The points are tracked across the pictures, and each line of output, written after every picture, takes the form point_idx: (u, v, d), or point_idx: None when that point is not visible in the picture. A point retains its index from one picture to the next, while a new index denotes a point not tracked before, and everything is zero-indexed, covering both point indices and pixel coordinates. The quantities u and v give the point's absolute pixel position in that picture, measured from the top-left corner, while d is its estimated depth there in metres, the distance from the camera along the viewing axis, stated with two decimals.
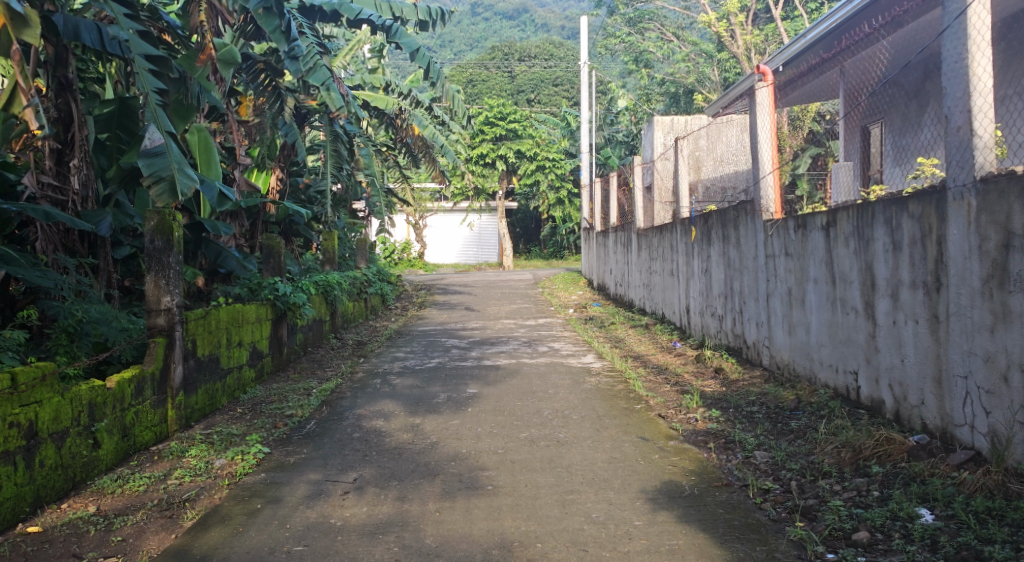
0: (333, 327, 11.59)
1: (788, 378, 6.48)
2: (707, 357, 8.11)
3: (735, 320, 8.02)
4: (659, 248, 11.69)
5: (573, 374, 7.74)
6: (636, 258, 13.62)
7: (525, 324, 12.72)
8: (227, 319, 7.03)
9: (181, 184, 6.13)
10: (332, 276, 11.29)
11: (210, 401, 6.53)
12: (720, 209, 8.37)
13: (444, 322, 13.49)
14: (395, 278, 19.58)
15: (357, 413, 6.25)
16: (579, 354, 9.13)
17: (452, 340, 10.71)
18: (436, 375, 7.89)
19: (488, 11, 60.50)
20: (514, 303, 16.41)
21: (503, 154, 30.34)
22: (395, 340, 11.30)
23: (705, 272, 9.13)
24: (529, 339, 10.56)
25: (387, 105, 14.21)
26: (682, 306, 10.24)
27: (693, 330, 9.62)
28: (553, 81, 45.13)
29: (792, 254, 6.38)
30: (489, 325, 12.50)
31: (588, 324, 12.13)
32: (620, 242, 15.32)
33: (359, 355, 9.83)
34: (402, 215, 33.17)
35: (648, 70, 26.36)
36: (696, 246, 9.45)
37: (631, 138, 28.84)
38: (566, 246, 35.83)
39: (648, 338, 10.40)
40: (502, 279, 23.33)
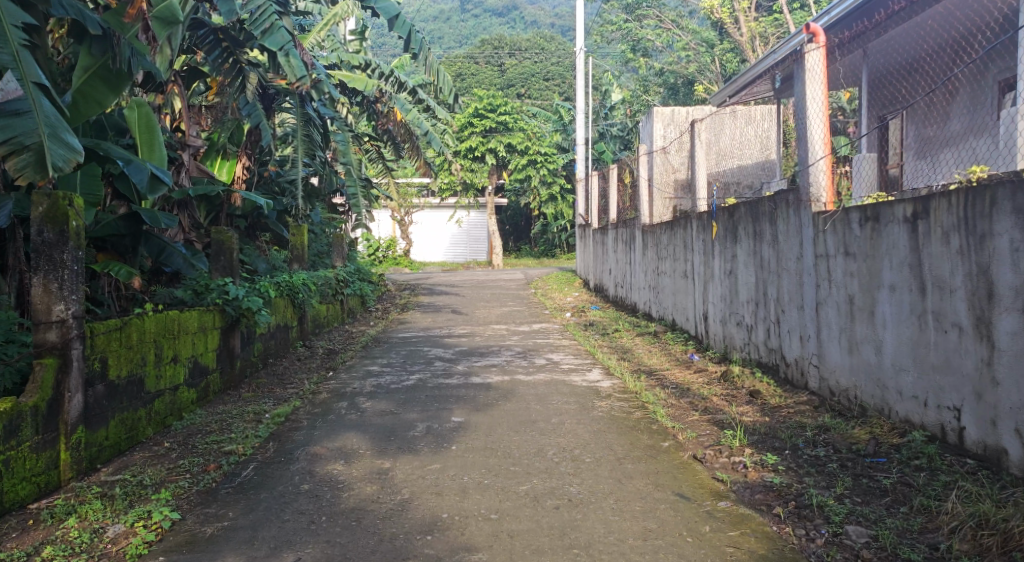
0: (301, 333, 10.26)
1: (847, 408, 5.23)
2: (734, 376, 6.84)
3: (768, 332, 6.76)
4: (669, 246, 10.42)
5: (578, 396, 6.46)
6: (640, 257, 12.39)
7: (518, 330, 11.45)
8: (156, 331, 5.72)
9: (52, 156, 4.80)
10: (300, 276, 9.99)
11: (128, 434, 5.25)
12: (751, 200, 7.12)
13: (428, 327, 12.19)
14: (377, 278, 18.32)
15: (313, 452, 4.96)
16: (582, 369, 7.87)
17: (436, 350, 9.42)
18: (415, 396, 6.60)
19: (477, 6, 59.16)
20: (505, 305, 15.14)
21: (493, 147, 29.09)
22: (371, 349, 9.99)
23: (728, 275, 7.88)
24: (524, 349, 9.28)
25: (366, 87, 12.93)
26: (697, 313, 8.98)
27: (713, 341, 8.36)
28: (544, 75, 43.85)
29: (855, 254, 5.14)
30: (478, 332, 11.22)
31: (589, 332, 10.86)
32: (622, 241, 14.08)
33: (328, 368, 8.52)
34: (387, 211, 31.87)
35: (646, 60, 25.50)
36: (717, 244, 8.21)
37: (626, 133, 27.88)
38: (558, 245, 34.62)
39: (658, 349, 9.14)
40: (490, 279, 22.07)
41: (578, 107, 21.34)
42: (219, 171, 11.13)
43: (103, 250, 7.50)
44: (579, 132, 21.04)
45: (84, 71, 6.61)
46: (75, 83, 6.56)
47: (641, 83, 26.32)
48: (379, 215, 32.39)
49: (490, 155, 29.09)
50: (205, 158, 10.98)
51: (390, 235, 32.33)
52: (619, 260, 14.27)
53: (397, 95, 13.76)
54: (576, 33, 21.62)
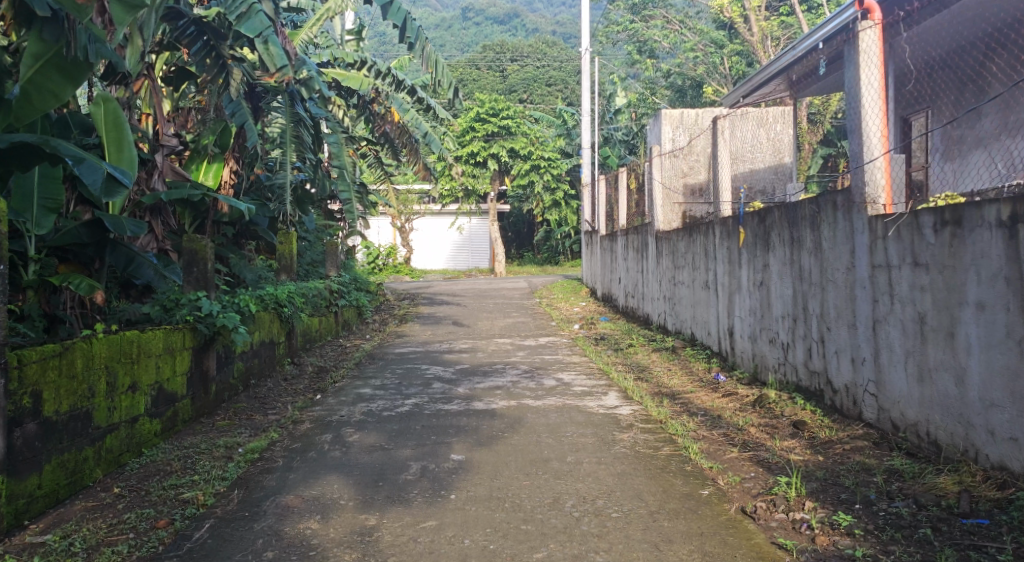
0: (290, 350, 9.47)
1: (917, 446, 4.44)
2: (771, 403, 6.04)
3: (808, 353, 5.98)
4: (687, 254, 9.62)
5: (596, 427, 5.66)
6: (653, 265, 11.62)
7: (524, 344, 10.66)
8: (108, 356, 4.95)
9: None
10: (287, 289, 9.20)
11: (69, 479, 4.48)
12: (787, 202, 6.32)
13: (427, 341, 11.39)
14: (375, 287, 17.57)
15: (285, 504, 4.17)
16: (597, 392, 7.08)
17: (435, 369, 8.61)
18: (410, 427, 5.80)
19: (478, 13, 58.52)
20: (509, 317, 14.35)
21: (495, 152, 28.37)
22: (364, 366, 9.18)
23: (759, 286, 7.08)
24: (532, 367, 8.48)
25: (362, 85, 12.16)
26: (721, 327, 8.19)
27: (741, 360, 7.56)
28: (547, 80, 43.07)
29: (925, 265, 4.37)
30: (481, 347, 10.41)
31: (600, 346, 10.05)
32: (633, 248, 13.28)
33: (317, 391, 7.72)
34: (387, 218, 31.13)
35: (653, 61, 24.74)
36: (744, 252, 7.41)
37: (632, 138, 27.12)
38: (562, 252, 33.87)
39: (679, 367, 8.33)
40: (493, 287, 21.28)
41: (583, 110, 20.56)
42: (205, 176, 10.32)
43: (65, 260, 6.75)
44: (585, 135, 20.26)
45: (35, 59, 5.86)
46: (25, 73, 5.82)
47: (647, 85, 25.55)
48: (379, 222, 31.64)
49: (491, 160, 28.33)
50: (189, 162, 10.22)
51: (390, 242, 31.58)
52: (629, 268, 13.49)
53: (395, 94, 12.98)
54: (581, 33, 20.86)
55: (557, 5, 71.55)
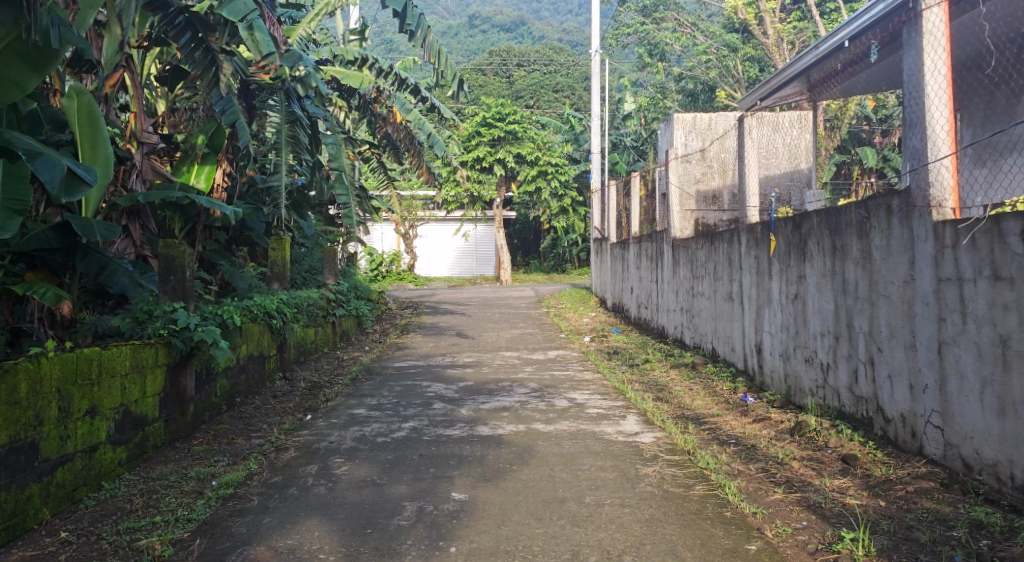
0: (282, 364, 8.85)
1: (1001, 492, 3.80)
2: (811, 431, 5.40)
3: (853, 376, 5.34)
4: (707, 264, 8.99)
5: (616, 458, 5.02)
6: (668, 274, 10.98)
7: (531, 358, 10.03)
8: (60, 377, 4.32)
9: None
10: (279, 299, 8.60)
11: (8, 522, 3.85)
12: (828, 207, 5.69)
13: (429, 353, 10.77)
14: (376, 296, 16.98)
15: (254, 558, 3.56)
16: (614, 415, 6.44)
17: (436, 386, 7.97)
18: (406, 457, 5.17)
19: (485, 20, 58.05)
20: (516, 327, 13.72)
21: (501, 157, 27.41)
22: (360, 382, 8.55)
23: (792, 299, 6.45)
24: (542, 385, 7.84)
25: (362, 84, 11.53)
26: (747, 344, 7.56)
27: (770, 381, 6.93)
28: (553, 87, 42.50)
29: (1010, 280, 3.75)
30: (486, 361, 9.78)
31: (614, 361, 9.41)
32: (646, 257, 12.65)
33: (307, 411, 7.09)
34: (391, 224, 30.57)
35: (664, 64, 24.17)
36: (775, 262, 6.78)
37: (641, 143, 26.55)
38: (569, 260, 33.25)
39: (701, 386, 7.68)
40: (499, 296, 20.66)
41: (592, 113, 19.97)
42: (196, 179, 9.77)
43: (33, 268, 6.15)
44: (595, 140, 19.64)
45: None
46: None
47: (658, 89, 24.97)
48: (383, 228, 31.07)
49: (497, 166, 27.75)
50: (179, 164, 9.63)
51: (394, 249, 31.00)
52: (642, 277, 12.85)
53: (398, 93, 12.37)
54: (590, 34, 20.28)
55: (564, 13, 71.22)
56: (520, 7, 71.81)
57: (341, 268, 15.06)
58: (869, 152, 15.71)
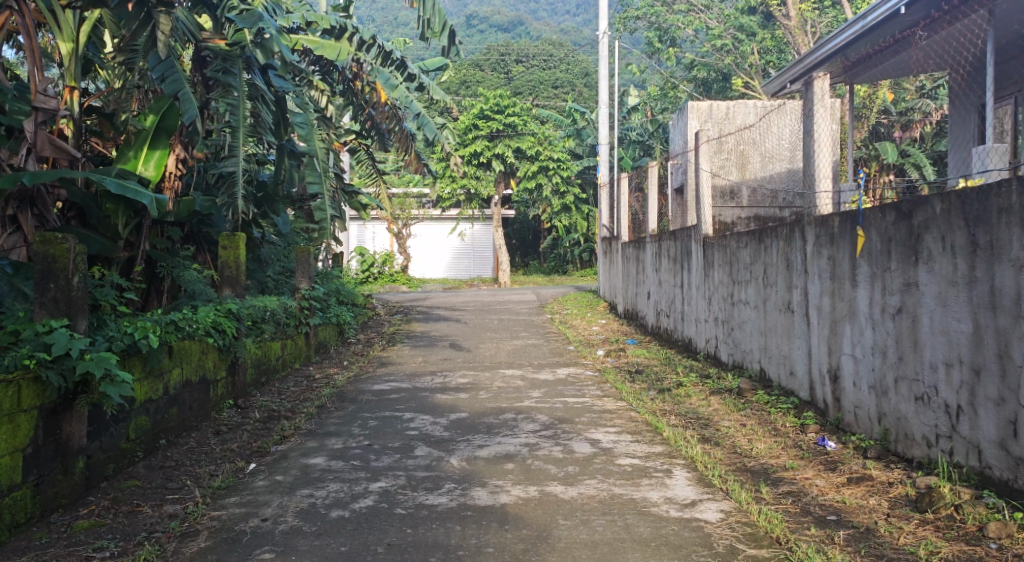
0: (234, 389, 7.21)
1: None
2: (948, 508, 3.79)
3: (1007, 427, 3.76)
4: (752, 266, 7.40)
5: (676, 556, 3.41)
6: (697, 277, 9.38)
7: (537, 378, 8.41)
8: None
9: None
10: (228, 308, 6.97)
11: None
12: (963, 188, 4.14)
13: (415, 371, 9.13)
14: (361, 302, 15.39)
15: None
16: (654, 469, 4.83)
17: (420, 420, 6.34)
18: (367, 551, 3.54)
19: (483, 21, 56.37)
20: (517, 338, 12.08)
21: (499, 152, 26.12)
22: (328, 412, 6.90)
23: (889, 315, 4.88)
24: (556, 421, 6.20)
25: (338, 56, 9.91)
26: (815, 368, 5.97)
27: (855, 421, 5.33)
28: (553, 83, 40.79)
29: None
30: (484, 382, 8.15)
31: (641, 384, 7.77)
32: (667, 258, 11.02)
33: (251, 457, 5.44)
34: (383, 222, 28.99)
35: (675, 50, 22.63)
36: (862, 265, 5.21)
37: (647, 137, 23.74)
38: (570, 261, 31.64)
39: (756, 422, 6.06)
40: (497, 299, 19.06)
41: (600, 101, 18.43)
42: None
43: None
44: (603, 130, 17.94)
45: None
46: None
47: (667, 78, 23.31)
48: (374, 227, 29.47)
49: (496, 161, 26.16)
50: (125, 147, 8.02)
51: (386, 249, 29.40)
52: (663, 280, 11.25)
53: (381, 68, 10.62)
54: (598, 16, 18.71)
55: (564, 11, 69.84)
56: (519, 7, 70.31)
57: (321, 270, 13.41)
58: (888, 145, 14.19)
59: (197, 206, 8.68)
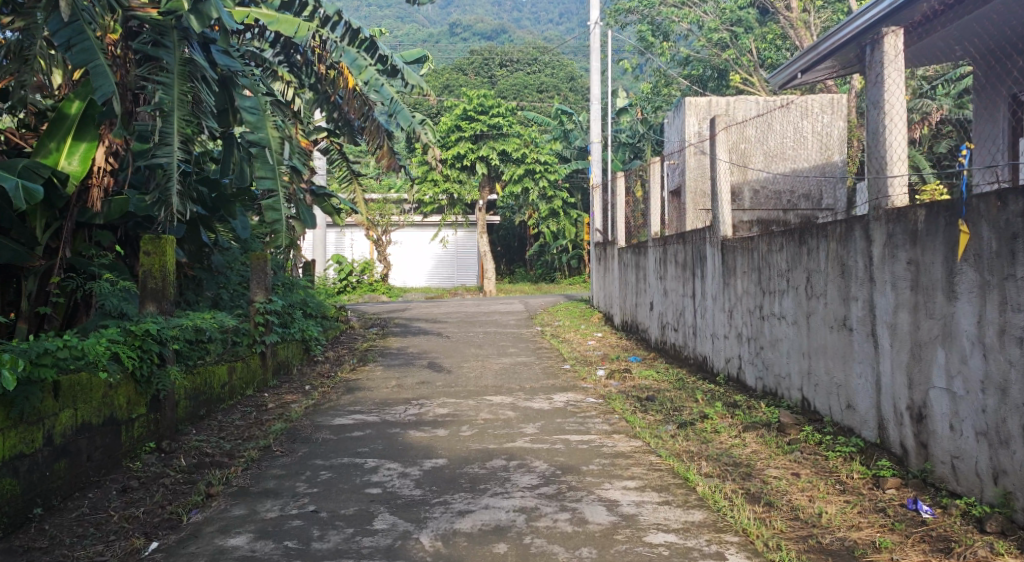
0: (156, 429, 5.81)
1: None
2: None
3: None
4: (789, 272, 6.13)
5: None
6: (713, 285, 8.10)
7: (531, 406, 7.10)
8: None
9: None
10: (147, 326, 5.58)
11: None
12: None
13: (386, 398, 7.79)
14: (333, 315, 14.06)
15: None
16: (704, 554, 3.51)
17: (386, 471, 4.99)
18: None
19: (466, 29, 55.33)
20: (504, 355, 10.77)
21: (483, 155, 24.78)
22: (274, 457, 5.55)
23: (1015, 337, 3.61)
24: (558, 471, 4.89)
25: (296, 32, 8.54)
26: (887, 403, 4.69)
27: (957, 477, 4.04)
28: (538, 87, 39.47)
29: None
30: (467, 414, 6.83)
31: (655, 416, 6.48)
32: (673, 266, 9.76)
33: (155, 532, 4.10)
34: (361, 229, 27.66)
35: (670, 45, 21.48)
36: (965, 271, 3.95)
37: (637, 139, 22.36)
38: (558, 268, 30.36)
39: (812, 472, 4.77)
40: (481, 310, 17.78)
41: (592, 96, 17.24)
42: (67, 160, 6.77)
43: None
44: (595, 128, 16.69)
45: None
46: None
47: (660, 74, 22.04)
48: (353, 234, 28.16)
49: (480, 164, 24.89)
50: (46, 139, 6.71)
51: (366, 257, 28.11)
52: (669, 290, 9.97)
53: (347, 48, 9.38)
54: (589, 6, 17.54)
55: (548, 17, 69.01)
56: (502, 14, 69.42)
57: (286, 280, 12.07)
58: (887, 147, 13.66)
59: (132, 207, 7.28)
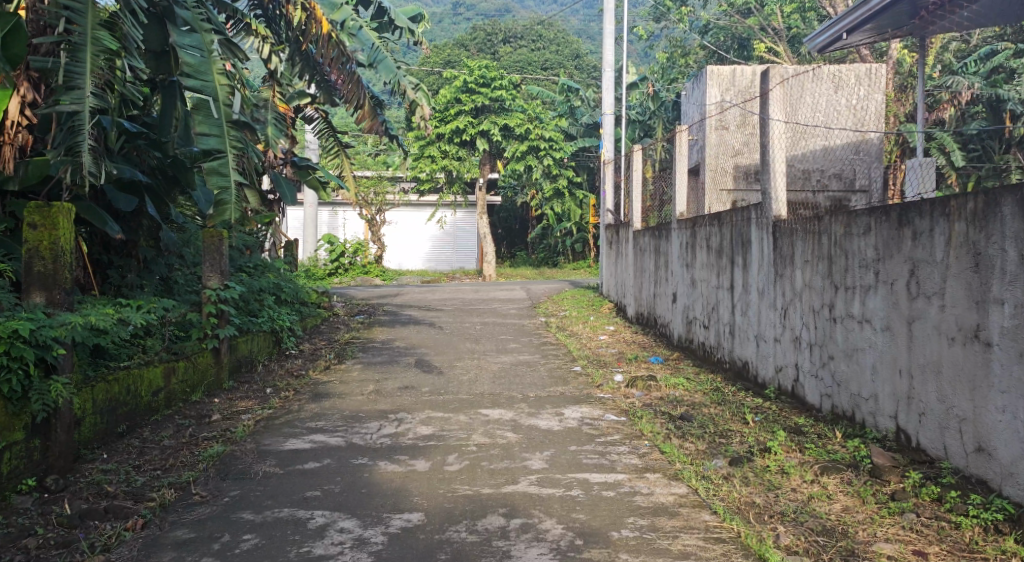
0: (39, 461, 4.37)
1: None
2: None
3: None
4: (878, 263, 4.66)
5: None
6: (759, 276, 6.64)
7: (537, 427, 5.69)
8: None
9: None
10: (17, 324, 4.16)
11: None
12: None
13: (359, 410, 6.37)
14: (313, 302, 12.68)
15: None
16: None
17: (336, 537, 3.57)
18: None
19: (470, 8, 53.74)
20: (504, 351, 9.36)
21: (485, 130, 23.27)
22: (190, 506, 4.12)
23: None
24: (578, 541, 3.47)
25: None
26: None
27: None
28: (542, 64, 37.82)
29: None
30: (457, 437, 5.41)
31: (696, 445, 5.02)
32: (704, 252, 8.32)
33: None
34: (355, 209, 26.24)
35: (688, 11, 20.05)
36: None
37: (648, 116, 20.83)
38: (561, 252, 28.96)
39: (945, 553, 3.30)
40: (480, 296, 16.42)
41: (606, 63, 15.77)
42: None
43: None
44: (607, 99, 15.22)
45: None
46: None
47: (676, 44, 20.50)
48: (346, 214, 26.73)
49: (480, 139, 23.39)
50: None
51: (360, 237, 26.70)
52: (698, 280, 8.53)
53: None
54: None
55: None
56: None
57: (260, 263, 10.67)
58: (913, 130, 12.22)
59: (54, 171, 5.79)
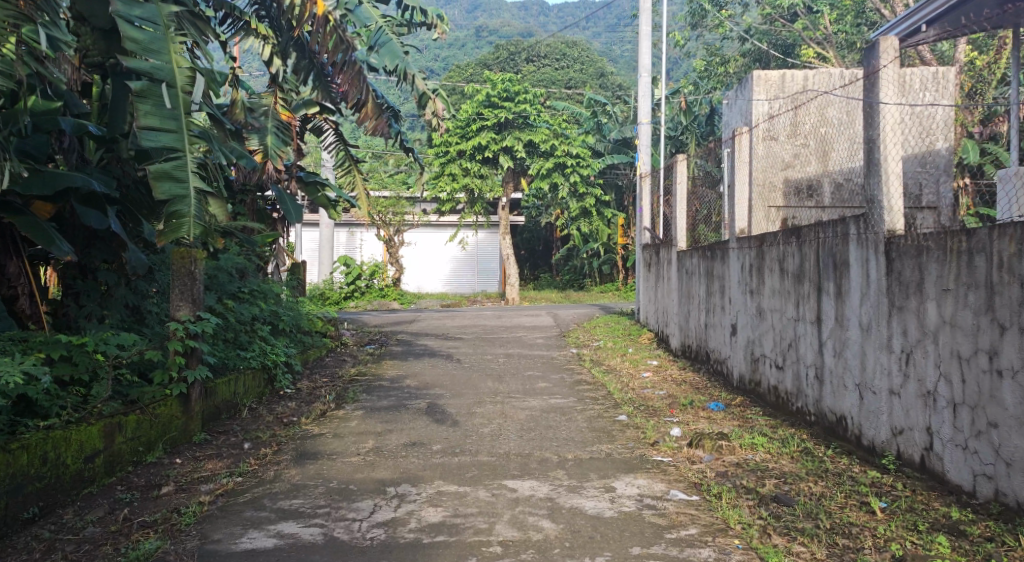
0: None
1: None
2: None
3: None
4: None
5: None
6: (862, 307, 5.20)
7: (583, 512, 4.25)
8: None
9: None
10: None
11: None
12: None
13: (351, 479, 4.98)
14: (318, 331, 11.36)
15: None
16: None
17: None
18: None
19: (492, 30, 52.86)
20: (533, 393, 7.95)
21: (508, 146, 21.99)
22: None
23: None
24: None
25: None
26: None
27: None
28: (566, 83, 36.66)
29: None
30: (475, 530, 3.98)
31: (813, 551, 3.56)
32: (775, 275, 6.89)
33: None
34: (372, 229, 25.04)
35: (727, 14, 18.72)
36: None
37: (681, 130, 19.47)
38: (588, 274, 27.55)
39: None
40: (504, 323, 15.02)
41: (640, 67, 14.40)
42: None
43: None
44: (643, 106, 13.81)
45: None
46: None
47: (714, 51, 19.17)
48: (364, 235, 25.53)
49: (503, 156, 22.09)
50: None
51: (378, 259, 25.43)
52: (768, 310, 7.08)
53: None
54: None
55: (576, 15, 66.62)
56: (529, 17, 67.03)
57: (257, 289, 9.35)
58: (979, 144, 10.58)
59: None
